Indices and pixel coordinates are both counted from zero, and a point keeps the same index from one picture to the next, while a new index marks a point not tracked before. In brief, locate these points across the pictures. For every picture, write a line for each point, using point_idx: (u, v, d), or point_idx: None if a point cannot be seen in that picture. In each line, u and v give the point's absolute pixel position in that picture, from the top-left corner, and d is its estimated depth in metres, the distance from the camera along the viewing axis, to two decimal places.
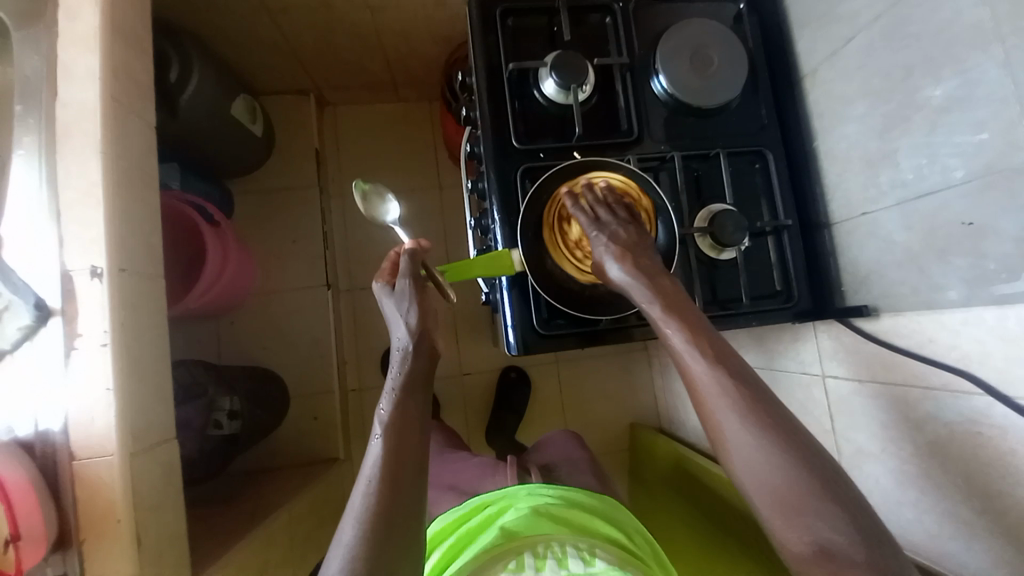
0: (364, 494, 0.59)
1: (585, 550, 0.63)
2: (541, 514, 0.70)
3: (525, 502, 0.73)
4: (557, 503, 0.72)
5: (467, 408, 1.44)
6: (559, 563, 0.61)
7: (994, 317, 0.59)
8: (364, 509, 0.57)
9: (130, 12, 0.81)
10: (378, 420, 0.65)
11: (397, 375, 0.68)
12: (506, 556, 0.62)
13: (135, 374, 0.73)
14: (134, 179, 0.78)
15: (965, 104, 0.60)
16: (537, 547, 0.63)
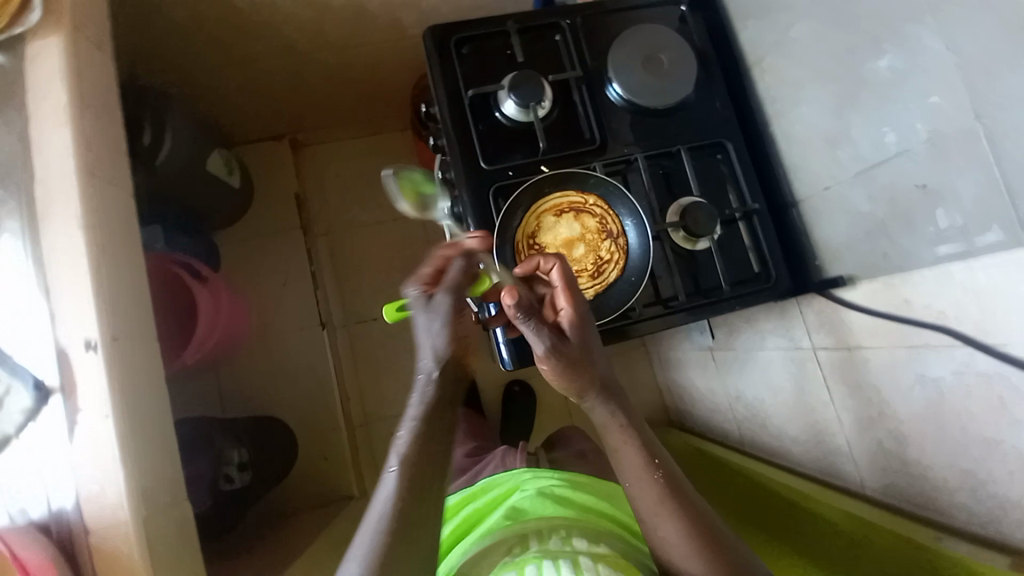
0: (377, 511, 0.62)
1: (589, 535, 0.65)
2: (548, 498, 0.75)
3: (534, 484, 0.79)
4: (564, 488, 0.78)
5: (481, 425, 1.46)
6: (563, 541, 0.62)
7: (961, 272, 0.61)
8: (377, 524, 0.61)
9: (102, 85, 0.83)
10: (394, 452, 0.66)
11: (419, 402, 0.68)
12: (509, 541, 0.66)
13: (141, 437, 0.73)
14: (123, 245, 0.80)
15: (907, 74, 0.63)
16: (542, 531, 0.65)
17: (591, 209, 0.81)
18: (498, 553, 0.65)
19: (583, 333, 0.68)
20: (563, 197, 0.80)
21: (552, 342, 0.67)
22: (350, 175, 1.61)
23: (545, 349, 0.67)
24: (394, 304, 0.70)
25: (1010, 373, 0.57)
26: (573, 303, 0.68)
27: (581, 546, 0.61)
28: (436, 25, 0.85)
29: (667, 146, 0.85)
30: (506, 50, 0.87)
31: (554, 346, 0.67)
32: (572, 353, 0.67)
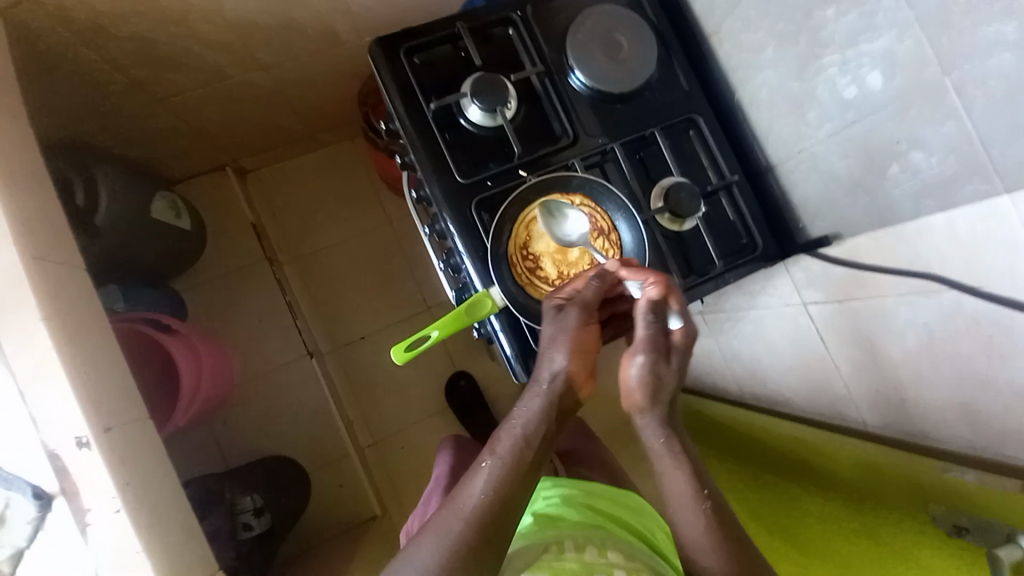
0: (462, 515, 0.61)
1: (622, 549, 0.67)
2: (575, 506, 0.77)
3: (556, 491, 0.80)
4: (589, 497, 0.80)
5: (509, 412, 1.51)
6: (597, 552, 0.65)
7: (942, 221, 0.63)
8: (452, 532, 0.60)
9: (23, 158, 0.75)
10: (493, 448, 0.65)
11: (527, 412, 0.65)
12: (545, 540, 0.68)
13: (157, 524, 0.70)
14: (90, 330, 0.74)
15: (870, 31, 0.64)
16: (577, 536, 0.68)
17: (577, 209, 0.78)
18: (534, 549, 0.67)
19: (684, 363, 0.68)
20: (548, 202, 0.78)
21: (654, 368, 0.66)
22: (306, 195, 1.53)
23: (643, 374, 0.66)
24: (402, 345, 0.69)
25: (998, 312, 0.61)
26: (689, 334, 0.67)
27: (615, 559, 0.65)
28: (381, 36, 0.80)
29: (639, 130, 0.84)
30: (460, 53, 0.83)
31: (654, 372, 0.67)
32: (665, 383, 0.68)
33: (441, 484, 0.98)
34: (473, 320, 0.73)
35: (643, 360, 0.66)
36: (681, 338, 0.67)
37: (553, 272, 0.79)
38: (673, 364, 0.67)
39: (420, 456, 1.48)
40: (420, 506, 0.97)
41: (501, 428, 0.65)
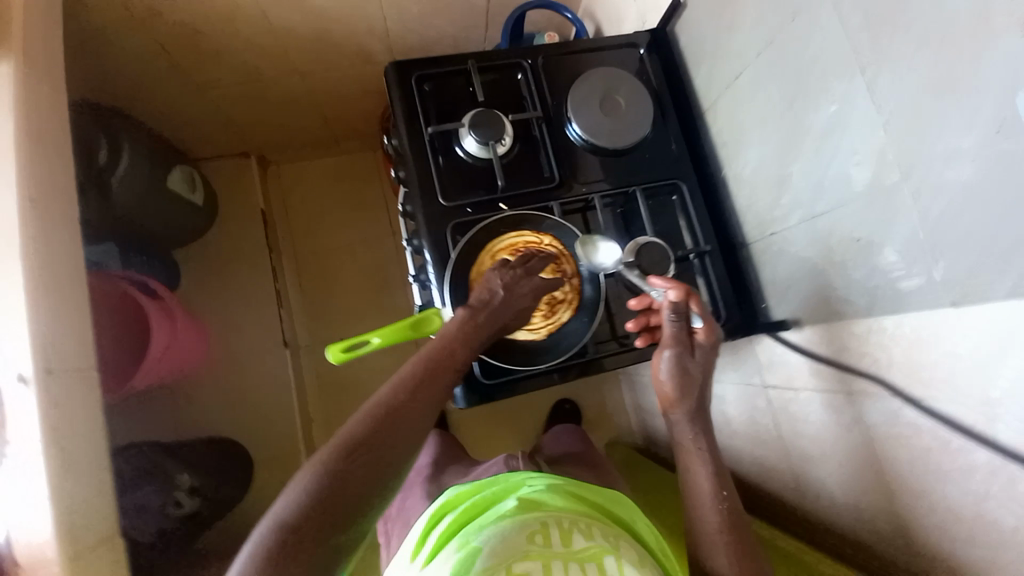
0: (325, 450, 0.59)
1: (610, 536, 0.62)
2: (559, 493, 0.69)
3: (541, 480, 0.72)
4: (573, 487, 0.72)
5: (481, 434, 1.50)
6: (586, 538, 0.60)
7: (891, 324, 0.64)
8: (316, 475, 0.57)
9: (50, 109, 0.82)
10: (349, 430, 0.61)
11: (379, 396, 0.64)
12: (529, 524, 0.60)
13: (70, 473, 0.72)
14: (64, 279, 0.77)
15: (842, 131, 0.66)
16: (563, 521, 0.62)
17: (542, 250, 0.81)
18: (516, 534, 0.59)
19: (705, 359, 0.72)
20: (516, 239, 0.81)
21: (679, 357, 0.71)
22: (319, 194, 1.60)
23: (670, 360, 0.71)
24: (342, 344, 0.70)
25: (938, 428, 0.61)
26: (712, 333, 0.71)
27: (605, 544, 0.60)
28: (398, 59, 0.85)
29: (622, 186, 0.87)
30: (468, 86, 0.88)
31: (678, 361, 0.71)
32: (694, 373, 0.72)
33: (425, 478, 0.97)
34: (416, 335, 0.74)
35: (668, 353, 0.71)
36: (704, 335, 0.71)
37: None
38: (698, 358, 0.72)
39: None
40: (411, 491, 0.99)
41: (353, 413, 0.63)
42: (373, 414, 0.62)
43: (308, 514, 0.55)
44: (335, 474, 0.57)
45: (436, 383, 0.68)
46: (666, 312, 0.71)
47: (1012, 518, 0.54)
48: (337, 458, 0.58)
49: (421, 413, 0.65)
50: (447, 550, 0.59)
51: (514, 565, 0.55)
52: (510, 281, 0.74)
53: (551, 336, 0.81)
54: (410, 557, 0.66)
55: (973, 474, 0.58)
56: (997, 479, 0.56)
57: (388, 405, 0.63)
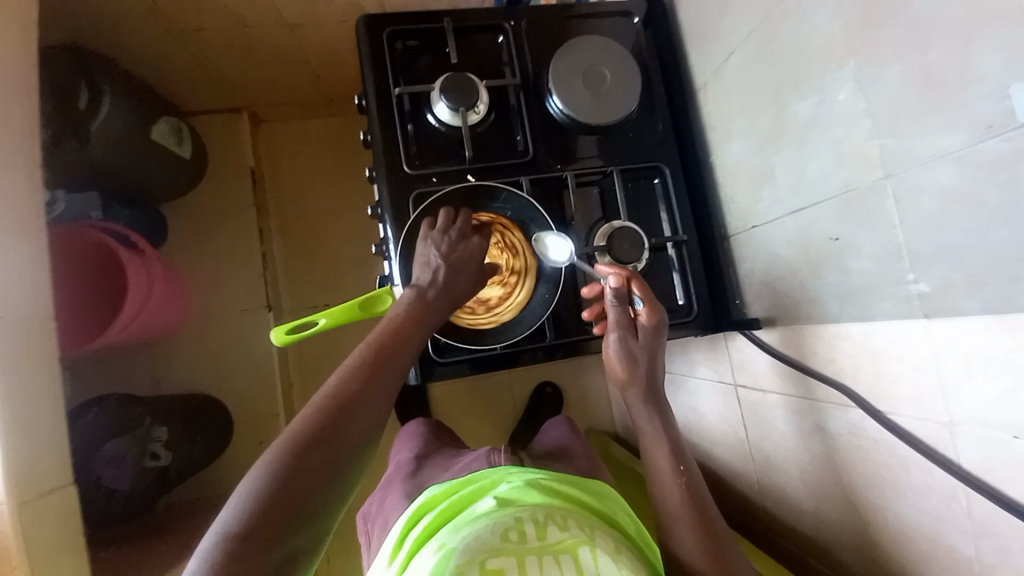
0: (269, 452, 0.53)
1: (586, 526, 0.60)
2: (537, 487, 0.66)
3: (520, 476, 0.69)
4: (553, 479, 0.69)
5: (466, 415, 1.48)
6: (561, 530, 0.58)
7: (860, 332, 0.59)
8: (262, 481, 0.51)
9: (13, 49, 0.78)
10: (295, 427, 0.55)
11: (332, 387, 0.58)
12: (504, 521, 0.58)
13: (19, 423, 0.72)
14: (19, 225, 0.76)
15: (825, 121, 0.60)
16: (538, 515, 0.60)
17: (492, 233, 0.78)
18: (490, 529, 0.57)
19: (654, 341, 0.70)
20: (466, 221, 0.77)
21: (625, 341, 0.69)
22: (310, 157, 1.56)
23: (617, 345, 0.70)
24: (284, 326, 0.70)
25: (895, 444, 0.58)
26: (655, 313, 0.69)
27: (580, 535, 0.58)
28: (369, 14, 0.80)
29: (602, 165, 0.82)
30: (443, 48, 0.83)
31: (625, 346, 0.70)
32: (639, 356, 0.69)
33: (401, 472, 0.94)
34: (366, 315, 0.72)
35: (614, 335, 0.70)
36: (647, 316, 0.69)
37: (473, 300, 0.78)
38: (644, 340, 0.69)
39: None
40: (380, 491, 0.93)
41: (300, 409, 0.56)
42: (323, 406, 0.57)
43: (255, 523, 0.49)
44: (282, 476, 0.51)
45: (392, 363, 0.62)
46: (608, 298, 0.71)
47: (967, 547, 0.52)
48: (285, 459, 0.52)
49: (379, 399, 0.60)
50: (423, 554, 0.57)
51: (487, 562, 0.53)
52: (452, 253, 0.71)
53: (516, 315, 0.79)
54: (390, 558, 0.65)
55: (931, 495, 0.55)
56: (953, 501, 0.53)
57: (338, 395, 0.58)
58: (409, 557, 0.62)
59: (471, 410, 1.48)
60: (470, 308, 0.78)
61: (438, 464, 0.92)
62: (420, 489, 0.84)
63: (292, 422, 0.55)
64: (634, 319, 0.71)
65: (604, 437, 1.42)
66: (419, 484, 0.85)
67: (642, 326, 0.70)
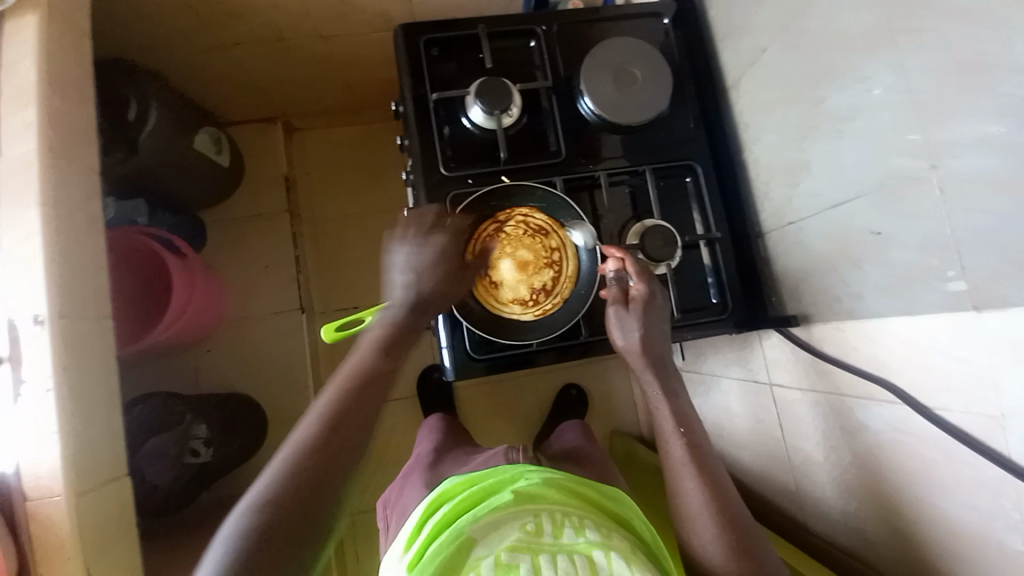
0: (263, 476, 0.55)
1: (601, 528, 0.60)
2: (556, 485, 0.66)
3: (539, 473, 0.69)
4: (571, 478, 0.69)
5: (491, 416, 1.49)
6: (577, 531, 0.58)
7: (904, 325, 0.59)
8: (256, 505, 0.53)
9: (72, 63, 0.84)
10: (292, 438, 0.58)
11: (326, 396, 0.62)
12: (522, 517, 0.59)
13: (79, 414, 0.76)
14: (79, 228, 0.81)
15: (866, 113, 0.60)
16: (555, 515, 0.60)
17: (519, 226, 0.79)
18: (508, 527, 0.58)
19: (647, 313, 0.70)
20: (497, 220, 0.79)
21: (617, 314, 0.71)
22: (341, 164, 1.59)
23: (611, 318, 0.71)
24: (331, 325, 0.73)
25: (943, 439, 0.57)
26: (643, 283, 0.71)
27: (596, 537, 0.58)
28: (407, 22, 0.83)
29: (632, 165, 0.83)
30: (477, 53, 0.85)
31: (618, 318, 0.71)
32: (631, 327, 0.69)
33: (418, 464, 0.95)
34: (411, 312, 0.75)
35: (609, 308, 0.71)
36: (637, 288, 0.71)
37: (524, 295, 0.79)
38: (636, 312, 0.70)
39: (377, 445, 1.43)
40: (398, 482, 0.94)
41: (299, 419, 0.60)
42: (313, 429, 0.58)
43: (255, 545, 0.51)
44: (278, 500, 0.53)
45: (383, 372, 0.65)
46: (608, 278, 0.74)
47: (1017, 543, 0.51)
48: (280, 482, 0.54)
49: (368, 418, 0.61)
50: (440, 542, 0.57)
51: (503, 555, 0.54)
52: (427, 274, 0.70)
53: (574, 288, 0.80)
54: (404, 549, 0.64)
55: (979, 488, 0.54)
56: (1002, 497, 0.52)
57: (327, 418, 0.59)
58: (424, 546, 0.60)
59: (497, 411, 1.49)
60: (534, 300, 0.79)
61: (454, 461, 0.93)
62: (439, 476, 0.85)
63: (284, 446, 0.57)
64: (627, 294, 0.72)
65: (627, 441, 1.42)
66: (438, 475, 0.86)
67: (632, 299, 0.71)
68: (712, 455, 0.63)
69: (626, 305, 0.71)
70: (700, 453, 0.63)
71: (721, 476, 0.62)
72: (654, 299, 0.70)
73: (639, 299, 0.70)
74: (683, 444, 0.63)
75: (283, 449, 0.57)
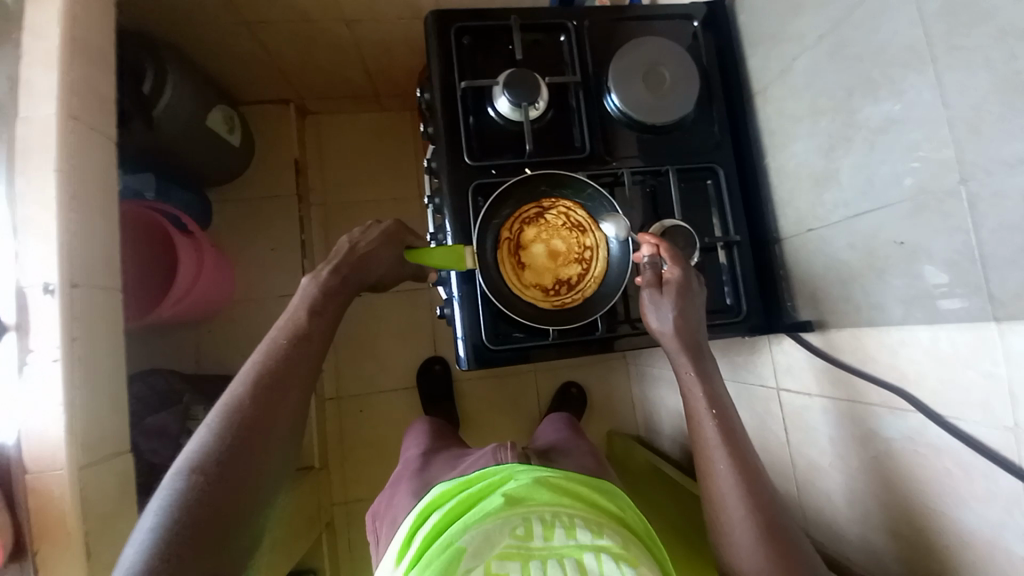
0: (210, 417, 0.60)
1: (592, 525, 0.60)
2: (547, 484, 0.65)
3: (528, 472, 0.68)
4: (562, 476, 0.68)
5: (490, 412, 1.48)
6: (567, 533, 0.58)
7: (927, 338, 0.59)
8: (219, 423, 0.59)
9: (95, 31, 0.82)
10: (248, 367, 0.64)
11: (281, 325, 0.68)
12: (512, 521, 0.59)
13: (85, 387, 0.75)
14: (93, 198, 0.80)
15: (900, 126, 0.61)
16: (545, 515, 0.60)
17: (560, 215, 0.81)
18: (498, 532, 0.58)
19: (682, 298, 0.70)
20: (541, 206, 0.81)
21: (651, 297, 0.71)
22: (354, 151, 1.58)
23: (644, 301, 0.71)
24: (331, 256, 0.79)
25: (956, 447, 0.58)
26: (680, 268, 0.71)
27: (587, 539, 0.57)
28: (439, 9, 0.83)
29: (654, 165, 0.84)
30: (507, 45, 0.85)
31: (652, 302, 0.71)
32: (664, 309, 0.69)
33: (406, 467, 0.94)
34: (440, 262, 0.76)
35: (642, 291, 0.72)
36: (672, 273, 0.71)
37: (548, 283, 0.81)
38: (671, 296, 0.70)
39: (374, 435, 1.42)
40: (389, 487, 0.93)
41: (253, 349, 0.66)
42: (224, 418, 0.59)
43: (174, 533, 0.51)
44: (199, 484, 0.55)
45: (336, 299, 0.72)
46: (642, 263, 0.74)
47: None
48: (236, 409, 0.60)
49: (290, 398, 0.63)
50: (432, 551, 0.57)
51: (493, 564, 0.54)
52: (367, 240, 0.77)
53: (598, 287, 0.81)
54: (397, 558, 0.65)
55: (993, 502, 0.55)
56: (1013, 510, 0.53)
57: (239, 403, 0.60)
58: (421, 550, 0.61)
59: (497, 406, 1.49)
60: (556, 291, 0.81)
61: (449, 463, 0.92)
62: (427, 484, 0.85)
63: (211, 415, 0.60)
64: (661, 277, 0.72)
65: (626, 440, 1.43)
66: (424, 482, 0.86)
67: (666, 284, 0.71)
68: (746, 436, 0.63)
69: (659, 288, 0.71)
70: (735, 441, 0.63)
71: (747, 447, 0.63)
72: (690, 287, 0.71)
73: (674, 284, 0.70)
74: (715, 423, 0.64)
75: (209, 420, 0.60)
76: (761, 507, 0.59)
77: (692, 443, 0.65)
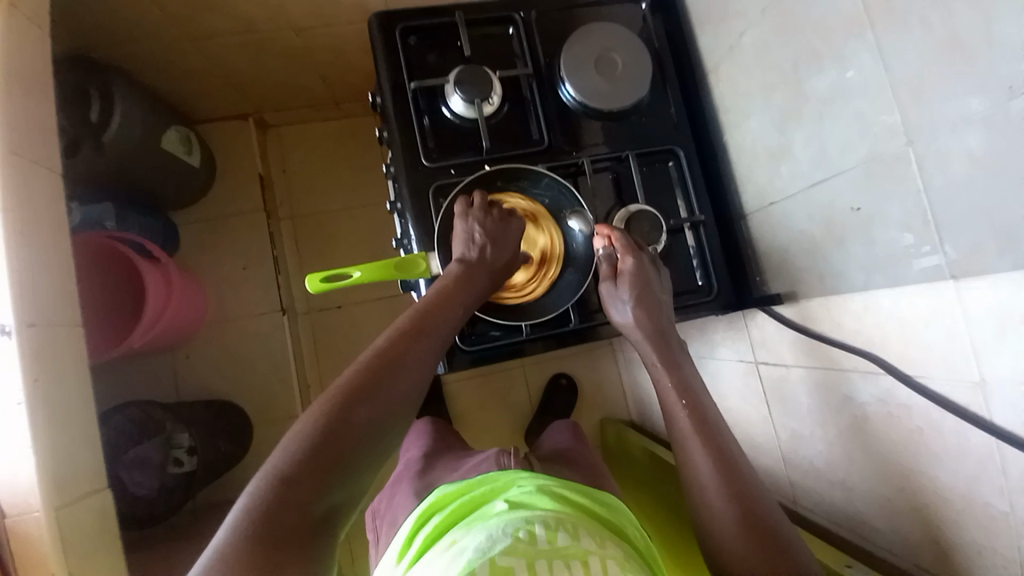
0: (318, 405, 0.55)
1: (596, 535, 0.59)
2: (548, 493, 0.65)
3: (532, 480, 0.68)
4: (562, 486, 0.68)
5: (482, 412, 1.48)
6: (571, 537, 0.56)
7: (887, 299, 0.60)
8: (322, 416, 0.53)
9: (31, 58, 0.79)
10: (367, 352, 0.60)
11: (405, 316, 0.64)
12: (517, 524, 0.56)
13: (53, 426, 0.73)
14: (42, 232, 0.77)
15: (844, 93, 0.61)
16: (549, 520, 0.58)
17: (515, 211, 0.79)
18: (501, 532, 0.55)
19: (637, 286, 0.72)
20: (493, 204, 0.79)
21: (609, 292, 0.74)
22: (320, 162, 1.55)
23: (605, 297, 0.74)
24: (318, 274, 0.70)
25: (926, 407, 0.59)
26: (631, 258, 0.73)
27: (590, 545, 0.56)
28: (383, 10, 0.81)
29: (615, 151, 0.83)
30: (456, 42, 0.84)
31: (610, 296, 0.74)
32: (621, 300, 0.73)
33: (404, 473, 0.93)
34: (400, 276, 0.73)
35: (601, 287, 0.75)
36: (624, 263, 0.73)
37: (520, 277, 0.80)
38: (625, 287, 0.72)
39: None
40: (386, 489, 0.93)
41: (374, 336, 0.62)
42: (331, 405, 0.54)
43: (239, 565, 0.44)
44: (279, 492, 0.48)
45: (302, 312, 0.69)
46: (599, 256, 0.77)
47: (1005, 503, 0.53)
48: (340, 399, 0.55)
49: (392, 403, 0.57)
50: (435, 552, 0.57)
51: (498, 560, 0.51)
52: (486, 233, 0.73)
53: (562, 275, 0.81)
54: (397, 558, 0.64)
55: (965, 456, 0.56)
56: (986, 458, 0.54)
57: (349, 391, 0.55)
58: (420, 554, 0.61)
59: (488, 404, 1.48)
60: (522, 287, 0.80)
61: (443, 465, 0.92)
62: (426, 487, 0.84)
63: (320, 401, 0.55)
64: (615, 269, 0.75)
65: (618, 426, 1.43)
66: (426, 484, 0.85)
67: (622, 279, 0.73)
68: (723, 427, 0.64)
69: (613, 279, 0.74)
70: (709, 435, 0.63)
71: (724, 436, 0.63)
72: (651, 271, 0.74)
73: (629, 275, 0.72)
74: (687, 414, 0.65)
75: (317, 405, 0.55)
76: (737, 494, 0.59)
77: (671, 434, 0.66)
